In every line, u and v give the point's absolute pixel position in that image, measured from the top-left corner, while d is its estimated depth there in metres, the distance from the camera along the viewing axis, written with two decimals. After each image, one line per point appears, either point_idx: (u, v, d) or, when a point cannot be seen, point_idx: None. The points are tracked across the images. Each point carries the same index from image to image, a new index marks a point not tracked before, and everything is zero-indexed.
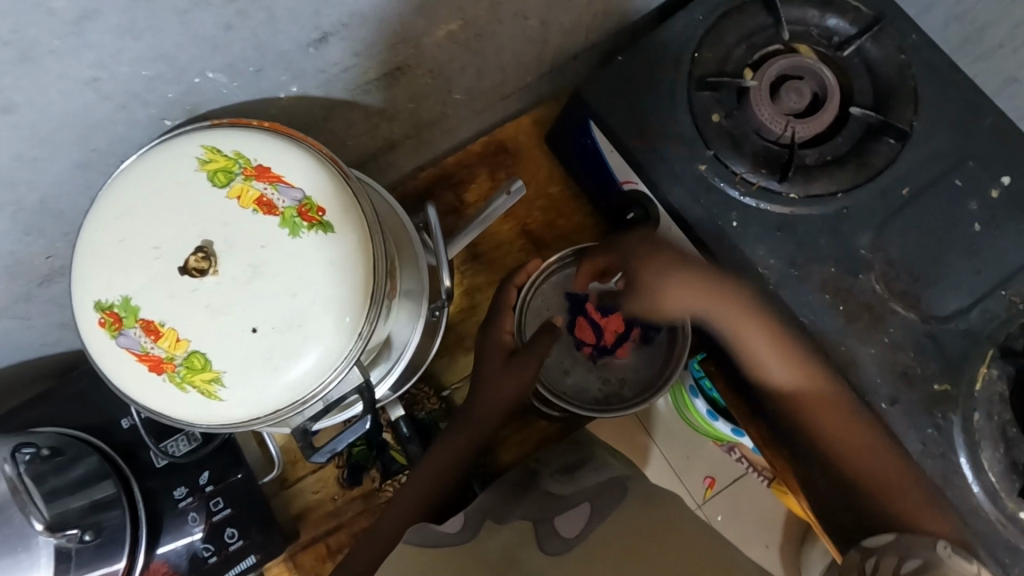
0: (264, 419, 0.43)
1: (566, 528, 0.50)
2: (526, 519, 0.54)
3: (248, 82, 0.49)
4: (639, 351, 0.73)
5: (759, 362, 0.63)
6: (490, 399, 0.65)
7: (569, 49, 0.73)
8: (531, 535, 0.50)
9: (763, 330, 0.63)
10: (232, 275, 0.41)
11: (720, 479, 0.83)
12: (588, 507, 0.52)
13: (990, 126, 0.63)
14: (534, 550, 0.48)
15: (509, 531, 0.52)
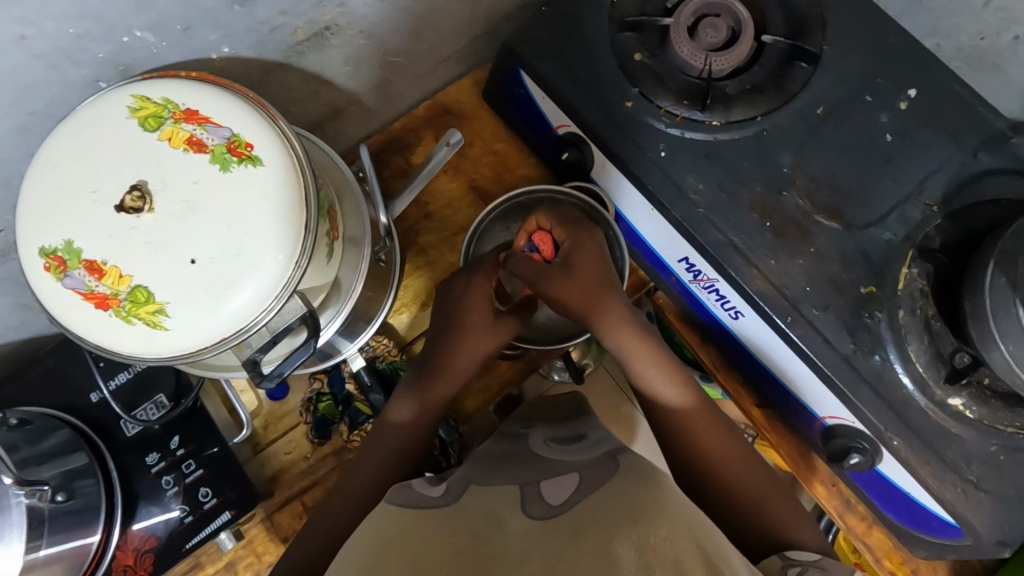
0: (212, 348, 0.45)
1: (553, 495, 0.50)
2: (513, 484, 0.53)
3: (178, 41, 0.52)
4: None
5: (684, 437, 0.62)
6: (464, 352, 0.66)
7: (499, 7, 0.76)
8: (518, 500, 0.50)
9: (704, 412, 0.62)
10: (168, 211, 0.43)
11: None
12: (577, 478, 0.52)
13: (897, 42, 0.67)
14: (517, 514, 0.48)
15: (497, 491, 0.52)
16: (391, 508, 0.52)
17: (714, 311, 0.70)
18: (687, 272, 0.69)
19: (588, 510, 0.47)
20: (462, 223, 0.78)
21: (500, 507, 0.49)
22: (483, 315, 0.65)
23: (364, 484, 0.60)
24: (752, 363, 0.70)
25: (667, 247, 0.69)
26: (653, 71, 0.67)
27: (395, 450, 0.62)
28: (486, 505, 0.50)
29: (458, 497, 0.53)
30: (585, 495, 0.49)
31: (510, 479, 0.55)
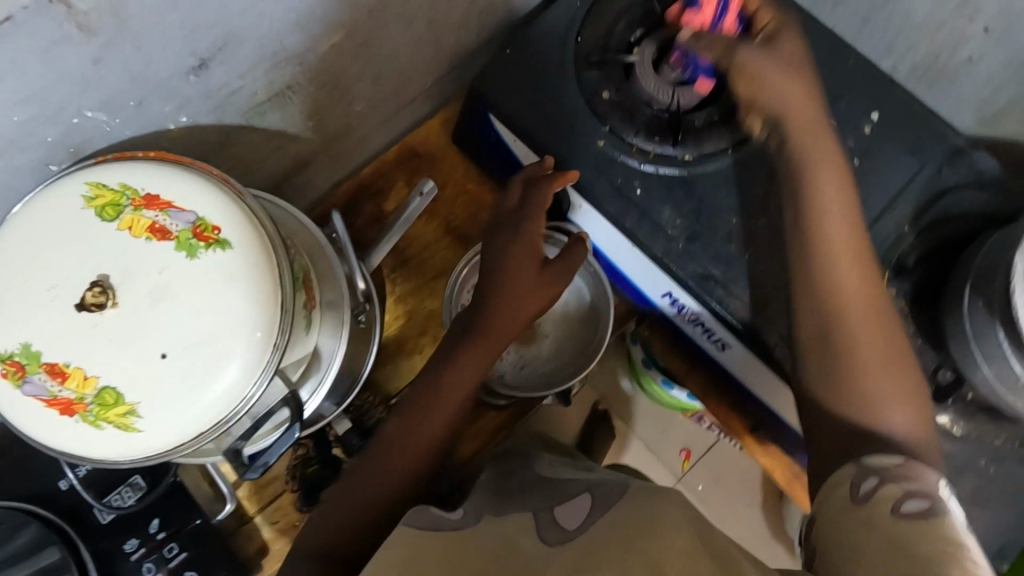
0: (191, 444, 0.43)
1: (568, 518, 0.47)
2: (525, 511, 0.50)
3: (132, 117, 0.49)
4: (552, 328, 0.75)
5: (840, 311, 0.55)
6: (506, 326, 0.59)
7: (461, 48, 0.75)
8: (531, 524, 0.48)
9: (853, 244, 0.56)
10: (131, 305, 0.41)
11: (695, 450, 1.01)
12: (589, 500, 0.50)
13: (856, 65, 0.67)
14: (533, 541, 0.46)
15: (510, 520, 0.49)
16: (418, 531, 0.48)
17: (701, 344, 0.70)
18: (672, 306, 0.68)
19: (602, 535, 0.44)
20: (439, 267, 0.77)
21: (516, 530, 0.47)
22: (528, 271, 0.60)
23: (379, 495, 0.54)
24: (743, 392, 0.70)
25: (650, 283, 0.69)
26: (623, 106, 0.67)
27: (408, 462, 0.55)
28: (499, 531, 0.48)
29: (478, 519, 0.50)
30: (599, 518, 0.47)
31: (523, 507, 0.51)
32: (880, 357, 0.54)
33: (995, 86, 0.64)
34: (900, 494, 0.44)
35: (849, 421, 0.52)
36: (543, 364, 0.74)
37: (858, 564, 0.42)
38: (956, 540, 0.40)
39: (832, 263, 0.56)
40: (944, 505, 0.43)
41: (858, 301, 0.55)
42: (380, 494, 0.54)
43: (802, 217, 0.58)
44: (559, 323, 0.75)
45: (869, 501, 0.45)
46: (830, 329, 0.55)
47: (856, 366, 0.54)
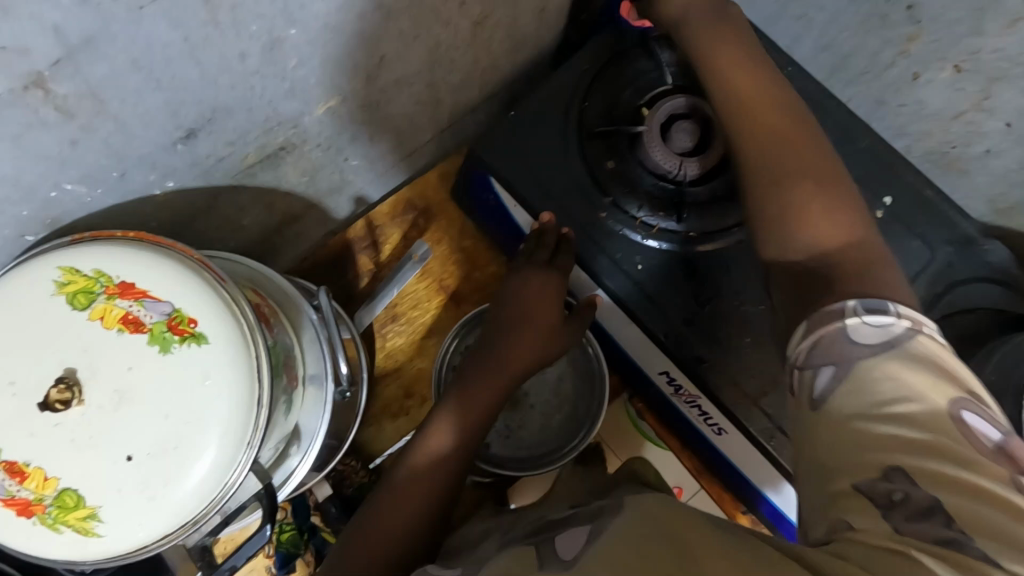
0: (154, 547, 0.41)
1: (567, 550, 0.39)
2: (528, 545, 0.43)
3: (113, 188, 0.48)
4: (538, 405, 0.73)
5: (771, 169, 0.50)
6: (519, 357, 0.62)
7: (463, 104, 0.73)
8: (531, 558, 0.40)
9: (765, 99, 0.53)
10: (99, 403, 0.39)
11: (688, 488, 0.72)
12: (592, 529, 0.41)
13: (868, 147, 0.65)
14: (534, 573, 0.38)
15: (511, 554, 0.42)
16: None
17: (697, 426, 0.67)
18: (669, 384, 0.66)
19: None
20: (430, 326, 0.75)
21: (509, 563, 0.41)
22: (551, 312, 0.64)
23: (411, 507, 0.55)
24: (738, 478, 0.68)
25: (647, 359, 0.66)
26: (627, 178, 0.64)
27: (434, 478, 0.57)
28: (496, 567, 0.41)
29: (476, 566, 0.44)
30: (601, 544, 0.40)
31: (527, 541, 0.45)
32: (801, 165, 0.50)
33: (1013, 179, 0.62)
34: (832, 368, 0.37)
35: (807, 252, 0.47)
36: (533, 437, 0.72)
37: (864, 466, 0.34)
38: (917, 476, 0.33)
39: (749, 147, 0.52)
40: (858, 358, 0.36)
41: (780, 142, 0.51)
42: (410, 510, 0.55)
43: (779, 166, 0.51)
44: (551, 398, 0.73)
45: (829, 400, 0.36)
46: (761, 159, 0.51)
47: (792, 176, 0.50)
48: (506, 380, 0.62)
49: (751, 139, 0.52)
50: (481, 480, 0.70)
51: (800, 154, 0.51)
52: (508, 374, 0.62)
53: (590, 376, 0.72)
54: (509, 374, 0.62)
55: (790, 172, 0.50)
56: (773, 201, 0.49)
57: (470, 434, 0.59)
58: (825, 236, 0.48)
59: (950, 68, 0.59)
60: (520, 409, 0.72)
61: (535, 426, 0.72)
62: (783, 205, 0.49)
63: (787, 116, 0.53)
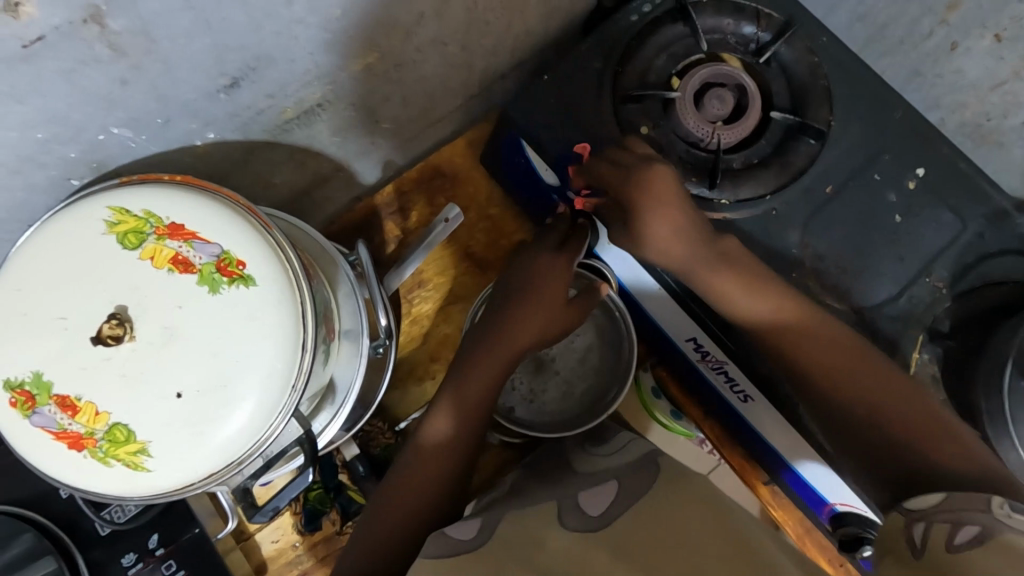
0: (199, 483, 0.41)
1: (591, 506, 0.49)
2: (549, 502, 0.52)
3: (156, 134, 0.48)
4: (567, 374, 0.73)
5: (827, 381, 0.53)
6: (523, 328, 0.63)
7: (493, 70, 0.73)
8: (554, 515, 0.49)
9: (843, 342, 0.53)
10: (150, 340, 0.40)
11: (699, 470, 0.73)
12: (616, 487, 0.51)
13: (901, 118, 0.65)
14: (556, 527, 0.47)
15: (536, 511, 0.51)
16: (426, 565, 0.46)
17: (722, 393, 0.68)
18: (696, 351, 0.66)
19: (625, 525, 0.45)
20: (456, 292, 0.75)
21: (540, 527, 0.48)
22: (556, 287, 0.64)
23: (418, 487, 0.56)
24: (759, 443, 0.68)
25: (675, 326, 0.67)
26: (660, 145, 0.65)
27: (438, 458, 0.58)
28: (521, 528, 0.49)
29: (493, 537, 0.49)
30: (624, 508, 0.47)
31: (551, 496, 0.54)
32: (889, 397, 0.51)
33: None
34: (976, 531, 0.37)
35: (862, 409, 0.51)
36: (557, 403, 0.72)
37: None
38: None
39: (798, 356, 0.54)
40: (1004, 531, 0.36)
41: (844, 352, 0.53)
42: (417, 489, 0.56)
43: (864, 389, 0.51)
44: (575, 366, 0.73)
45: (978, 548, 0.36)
46: (814, 367, 0.53)
47: (855, 369, 0.52)
48: (515, 353, 0.63)
49: (792, 349, 0.54)
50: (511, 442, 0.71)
51: (851, 361, 0.53)
52: (521, 345, 0.63)
53: (619, 346, 0.72)
54: (521, 345, 0.63)
55: (861, 393, 0.51)
56: (868, 434, 0.51)
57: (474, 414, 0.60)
58: (884, 396, 0.51)
59: (990, 37, 0.60)
60: (546, 374, 0.73)
61: (560, 391, 0.72)
62: (853, 396, 0.52)
63: (872, 369, 0.52)
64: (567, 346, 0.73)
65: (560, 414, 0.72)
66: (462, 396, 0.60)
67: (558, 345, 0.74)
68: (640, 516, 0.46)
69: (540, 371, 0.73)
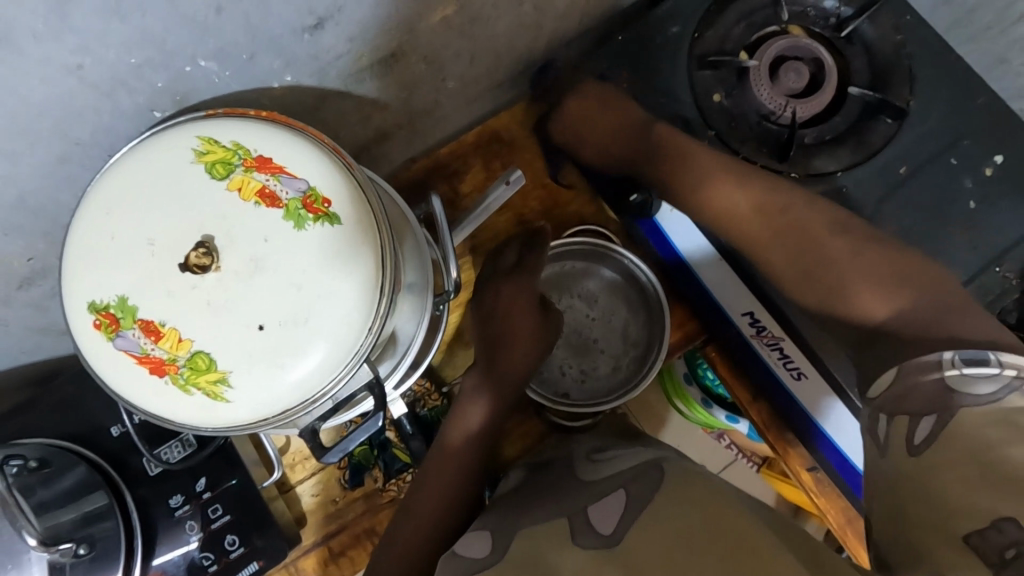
0: (273, 419, 0.42)
1: (602, 523, 0.47)
2: (559, 516, 0.51)
3: (239, 70, 0.48)
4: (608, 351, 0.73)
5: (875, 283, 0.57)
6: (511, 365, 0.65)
7: (561, 35, 0.73)
8: (566, 532, 0.48)
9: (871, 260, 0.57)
10: (235, 270, 0.39)
11: None
12: (623, 496, 0.49)
13: (983, 105, 0.64)
14: (568, 547, 0.46)
15: (546, 525, 0.50)
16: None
17: (776, 371, 0.67)
18: (751, 326, 0.66)
19: (638, 539, 0.45)
20: None
21: (551, 544, 0.47)
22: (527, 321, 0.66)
23: (448, 479, 0.61)
24: (808, 423, 0.67)
25: (732, 299, 0.66)
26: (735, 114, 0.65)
27: (462, 454, 0.62)
28: (531, 545, 0.48)
29: (504, 555, 0.48)
30: (632, 521, 0.46)
31: (553, 508, 0.53)
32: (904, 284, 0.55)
33: None
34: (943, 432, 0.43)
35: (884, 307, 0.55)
36: (596, 377, 0.72)
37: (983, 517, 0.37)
38: None
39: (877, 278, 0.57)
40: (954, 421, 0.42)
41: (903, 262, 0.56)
42: (447, 481, 0.61)
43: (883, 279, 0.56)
44: (612, 341, 0.73)
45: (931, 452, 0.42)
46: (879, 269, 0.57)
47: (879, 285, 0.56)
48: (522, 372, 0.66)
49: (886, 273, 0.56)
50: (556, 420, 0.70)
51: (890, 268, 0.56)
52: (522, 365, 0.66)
53: (653, 316, 0.71)
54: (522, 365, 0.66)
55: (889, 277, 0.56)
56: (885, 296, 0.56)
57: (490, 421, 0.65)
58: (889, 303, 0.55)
59: None
60: (585, 351, 0.73)
61: (600, 365, 0.72)
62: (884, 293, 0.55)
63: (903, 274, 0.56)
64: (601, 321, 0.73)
65: (597, 390, 0.71)
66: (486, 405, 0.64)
67: (596, 326, 0.74)
68: (648, 529, 0.45)
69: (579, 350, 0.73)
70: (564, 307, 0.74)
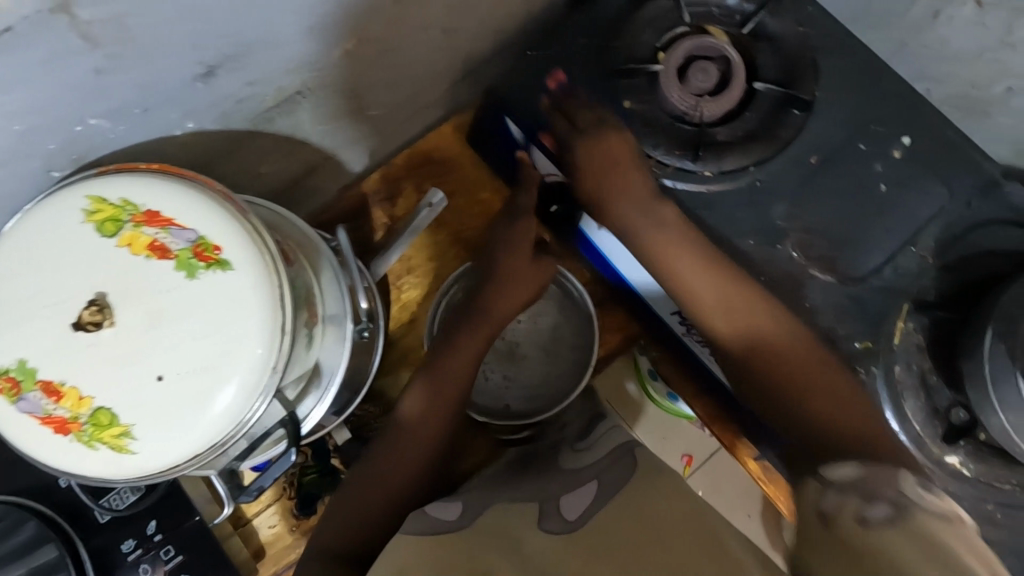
0: (183, 465, 0.42)
1: (570, 508, 0.50)
2: (531, 500, 0.53)
3: (136, 123, 0.48)
4: (543, 359, 0.73)
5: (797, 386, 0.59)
6: (500, 304, 0.67)
7: (480, 53, 0.73)
8: (536, 515, 0.50)
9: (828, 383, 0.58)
10: (129, 324, 0.40)
11: (696, 455, 0.85)
12: (595, 487, 0.52)
13: (889, 90, 0.65)
14: (535, 529, 0.48)
15: (518, 508, 0.52)
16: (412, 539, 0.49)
17: (708, 365, 0.68)
18: (681, 324, 0.68)
19: (601, 522, 0.47)
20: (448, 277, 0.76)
21: (520, 523, 0.49)
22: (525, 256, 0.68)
23: (406, 465, 0.59)
24: (746, 415, 0.68)
25: (659, 300, 0.68)
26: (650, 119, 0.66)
27: (419, 451, 0.61)
28: (502, 521, 0.50)
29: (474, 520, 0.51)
30: (601, 506, 0.49)
31: (527, 493, 0.55)
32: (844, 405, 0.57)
33: None
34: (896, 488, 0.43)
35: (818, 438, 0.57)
36: (535, 382, 0.73)
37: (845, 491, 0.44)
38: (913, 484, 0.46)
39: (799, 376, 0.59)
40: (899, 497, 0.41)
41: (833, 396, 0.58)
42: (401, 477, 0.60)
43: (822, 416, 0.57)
44: (547, 349, 0.73)
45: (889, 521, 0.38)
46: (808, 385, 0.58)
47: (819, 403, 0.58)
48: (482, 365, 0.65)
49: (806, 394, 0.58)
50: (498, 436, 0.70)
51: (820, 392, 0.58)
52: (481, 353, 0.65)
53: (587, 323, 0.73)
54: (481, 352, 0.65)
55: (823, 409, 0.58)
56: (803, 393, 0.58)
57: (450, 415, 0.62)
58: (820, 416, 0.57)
59: (972, 3, 0.56)
60: (522, 358, 0.74)
61: (541, 372, 0.73)
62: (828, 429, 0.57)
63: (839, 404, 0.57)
64: (533, 328, 0.74)
65: (536, 394, 0.72)
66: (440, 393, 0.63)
67: (526, 332, 0.74)
68: (613, 518, 0.47)
69: (513, 359, 0.74)
70: None
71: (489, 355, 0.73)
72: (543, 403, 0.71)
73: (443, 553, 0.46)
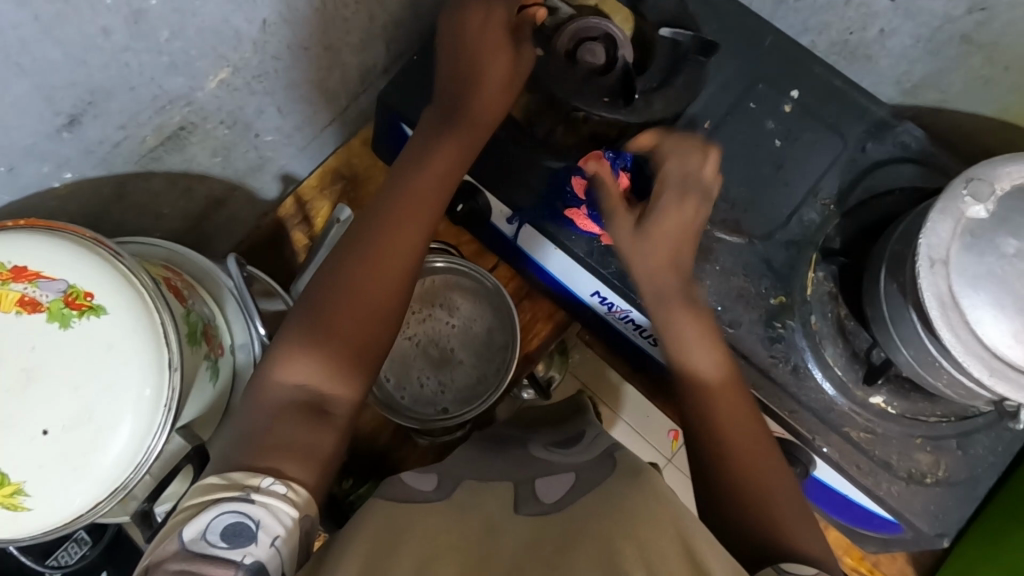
0: (86, 513, 0.43)
1: (547, 493, 0.47)
2: (507, 482, 0.51)
3: (5, 181, 0.49)
4: (473, 359, 0.73)
5: (735, 460, 0.50)
6: (398, 244, 0.55)
7: (374, 64, 0.73)
8: (511, 500, 0.48)
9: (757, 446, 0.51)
10: (5, 382, 0.40)
11: None
12: (572, 477, 0.49)
13: (771, 46, 0.66)
14: (510, 513, 0.45)
15: (490, 491, 0.50)
16: (383, 503, 0.46)
17: (636, 340, 0.70)
18: (601, 305, 0.68)
19: (579, 511, 0.43)
20: None
21: (494, 508, 0.46)
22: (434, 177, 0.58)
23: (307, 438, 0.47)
24: None
25: (578, 284, 0.68)
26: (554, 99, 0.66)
27: (302, 426, 0.48)
28: (480, 504, 0.47)
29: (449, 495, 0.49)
30: (576, 495, 0.45)
31: (501, 476, 0.53)
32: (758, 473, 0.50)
33: (913, 56, 0.63)
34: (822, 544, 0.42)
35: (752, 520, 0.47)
36: (468, 383, 0.73)
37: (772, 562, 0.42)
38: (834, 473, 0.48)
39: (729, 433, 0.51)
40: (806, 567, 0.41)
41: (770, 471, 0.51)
42: (261, 469, 0.43)
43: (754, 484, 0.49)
44: (473, 348, 0.74)
45: None
46: (741, 460, 0.50)
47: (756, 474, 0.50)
48: (386, 312, 0.53)
49: (737, 461, 0.50)
50: (429, 436, 0.72)
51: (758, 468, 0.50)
52: (384, 293, 0.54)
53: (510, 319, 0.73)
54: (385, 292, 0.54)
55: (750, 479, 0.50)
56: (748, 476, 0.50)
57: (348, 374, 0.51)
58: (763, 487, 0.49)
59: None
60: (451, 362, 0.73)
61: (467, 373, 0.73)
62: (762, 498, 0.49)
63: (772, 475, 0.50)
64: (461, 330, 0.74)
65: (470, 395, 0.72)
66: (322, 341, 0.51)
67: (457, 335, 0.74)
68: (591, 508, 0.42)
69: (442, 363, 0.73)
70: (425, 318, 0.74)
71: (417, 359, 0.73)
72: (473, 401, 0.72)
73: (419, 515, 0.45)
